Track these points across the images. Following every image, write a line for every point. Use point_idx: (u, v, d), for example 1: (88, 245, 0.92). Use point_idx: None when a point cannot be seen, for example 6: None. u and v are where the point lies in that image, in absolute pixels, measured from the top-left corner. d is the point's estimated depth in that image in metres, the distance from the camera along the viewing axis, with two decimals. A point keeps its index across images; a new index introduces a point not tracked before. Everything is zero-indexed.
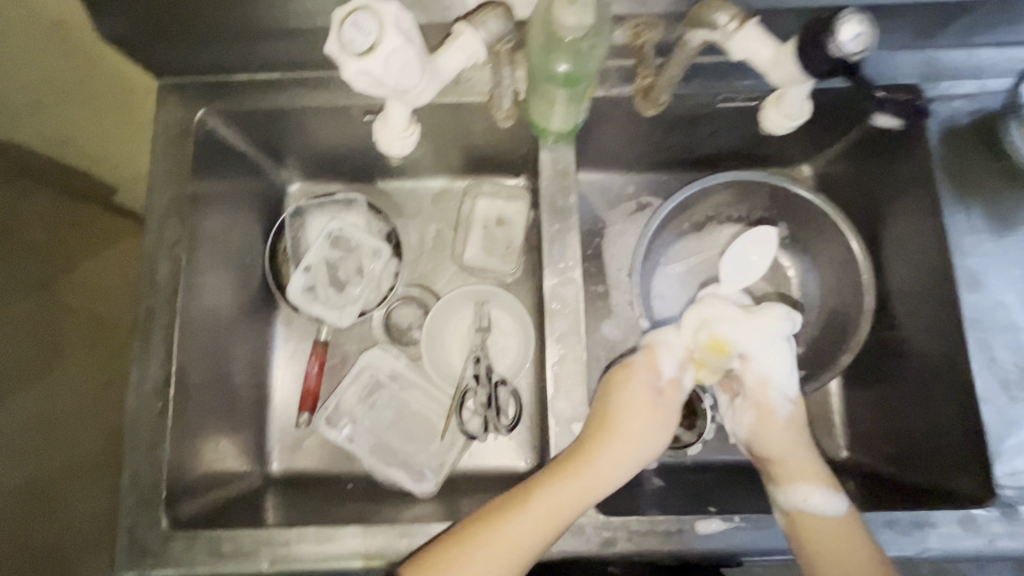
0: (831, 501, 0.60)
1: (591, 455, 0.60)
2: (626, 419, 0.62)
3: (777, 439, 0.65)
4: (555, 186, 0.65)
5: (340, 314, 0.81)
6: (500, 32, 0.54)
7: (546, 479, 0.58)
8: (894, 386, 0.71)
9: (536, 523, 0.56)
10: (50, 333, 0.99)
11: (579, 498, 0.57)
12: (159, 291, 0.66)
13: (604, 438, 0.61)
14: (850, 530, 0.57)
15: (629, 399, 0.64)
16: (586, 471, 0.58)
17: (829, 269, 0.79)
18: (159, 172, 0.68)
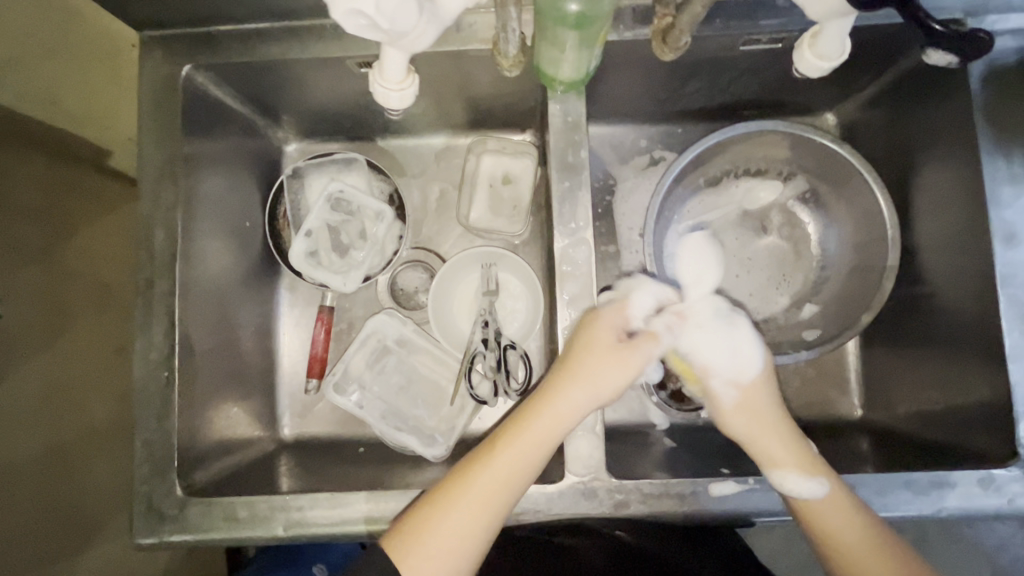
0: (813, 484, 0.56)
1: (553, 401, 0.56)
2: (594, 363, 0.57)
3: (747, 418, 0.60)
4: (566, 141, 0.61)
5: (344, 280, 0.79)
6: None
7: (511, 432, 0.55)
8: (918, 345, 0.69)
9: (503, 476, 0.54)
10: (60, 295, 0.95)
11: (542, 448, 0.55)
12: (157, 260, 0.64)
13: (563, 384, 0.57)
14: (842, 502, 0.55)
15: (598, 341, 0.58)
16: (545, 422, 0.56)
17: (849, 225, 0.76)
18: (146, 131, 0.64)
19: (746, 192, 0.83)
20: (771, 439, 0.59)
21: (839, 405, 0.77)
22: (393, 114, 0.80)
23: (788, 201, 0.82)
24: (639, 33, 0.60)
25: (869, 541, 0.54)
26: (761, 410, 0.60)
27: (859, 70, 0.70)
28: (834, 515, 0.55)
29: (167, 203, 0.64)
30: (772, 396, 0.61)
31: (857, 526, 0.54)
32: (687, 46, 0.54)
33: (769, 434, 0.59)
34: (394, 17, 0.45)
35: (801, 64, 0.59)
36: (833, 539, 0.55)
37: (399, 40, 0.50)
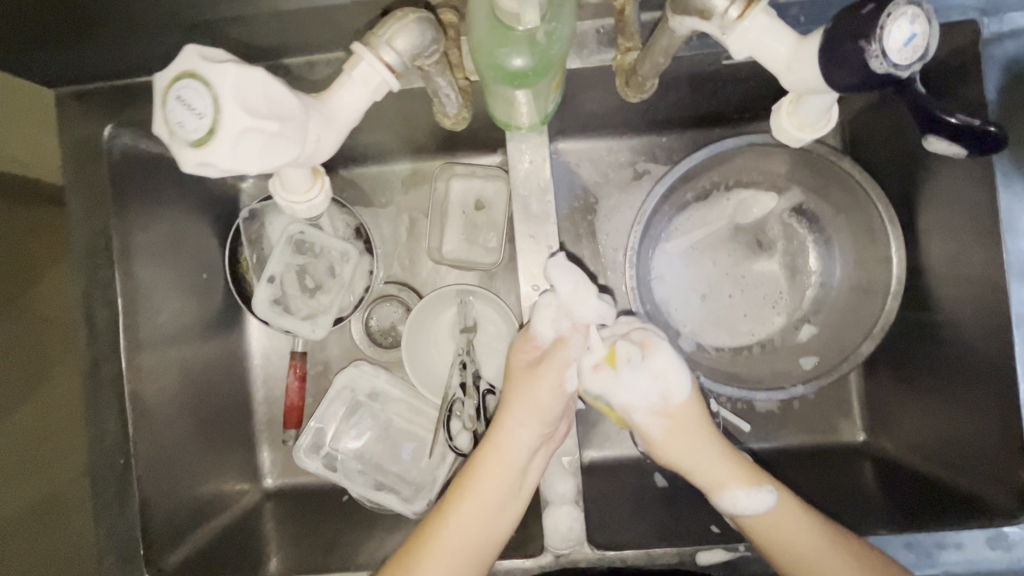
0: (763, 497, 0.57)
1: (506, 436, 0.57)
2: (529, 390, 0.58)
3: (681, 450, 0.59)
4: (529, 186, 0.55)
5: (314, 326, 0.75)
6: (418, 46, 0.43)
7: (469, 477, 0.57)
8: (923, 374, 0.64)
9: (471, 524, 0.55)
10: (32, 348, 0.92)
11: (505, 483, 0.56)
12: (99, 339, 0.60)
13: (505, 420, 0.58)
14: (793, 508, 0.56)
15: (529, 377, 0.58)
16: (500, 458, 0.57)
17: (851, 241, 0.70)
18: (75, 203, 0.59)
19: (741, 205, 0.76)
20: (708, 466, 0.59)
21: (843, 430, 0.72)
22: (350, 144, 0.74)
23: (783, 213, 0.76)
24: (605, 58, 0.53)
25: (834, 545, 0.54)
26: (693, 438, 0.59)
27: None
28: (789, 522, 0.56)
29: (106, 278, 0.60)
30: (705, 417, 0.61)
31: (814, 531, 0.55)
32: (651, 87, 0.54)
33: (705, 461, 0.59)
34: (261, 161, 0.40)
35: (779, 130, 0.52)
36: (795, 547, 0.55)
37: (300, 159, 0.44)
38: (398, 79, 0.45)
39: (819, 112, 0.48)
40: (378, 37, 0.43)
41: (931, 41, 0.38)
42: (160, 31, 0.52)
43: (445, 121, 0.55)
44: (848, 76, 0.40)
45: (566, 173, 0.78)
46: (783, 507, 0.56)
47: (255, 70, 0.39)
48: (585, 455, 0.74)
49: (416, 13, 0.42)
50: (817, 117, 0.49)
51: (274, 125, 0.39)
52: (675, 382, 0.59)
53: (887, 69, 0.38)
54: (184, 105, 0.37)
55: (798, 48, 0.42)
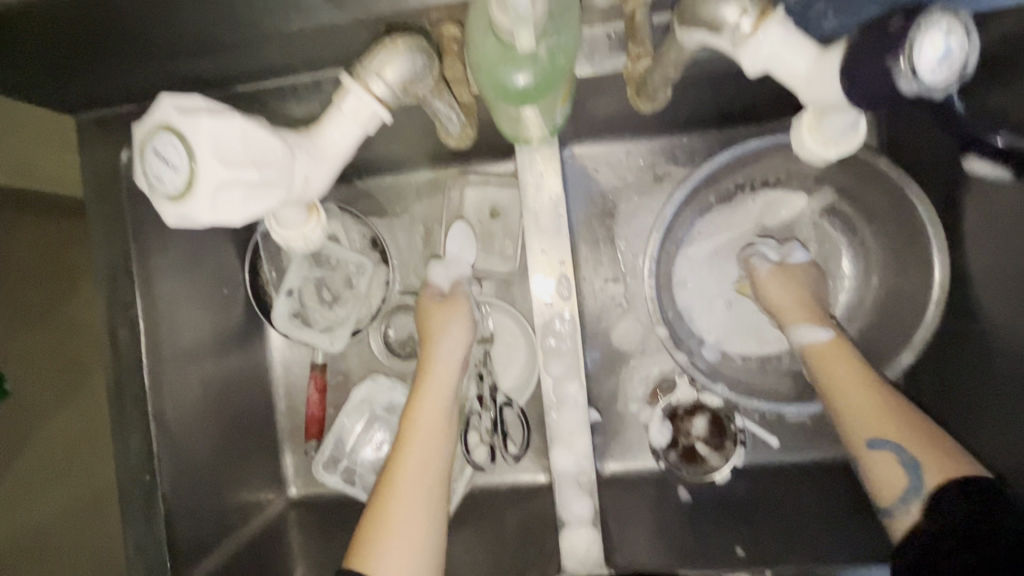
0: (821, 330, 0.62)
1: (433, 363, 0.62)
2: (435, 322, 0.64)
3: (784, 292, 0.65)
4: (541, 199, 0.54)
5: (332, 339, 0.76)
6: (412, 68, 0.43)
7: (409, 419, 0.59)
8: (975, 386, 0.59)
9: (422, 461, 0.57)
10: (65, 355, 0.99)
11: (439, 416, 0.59)
12: (124, 361, 0.62)
13: (427, 350, 0.63)
14: (843, 347, 0.61)
15: (436, 313, 0.65)
16: (428, 398, 0.60)
17: (885, 245, 0.67)
18: (97, 227, 0.61)
19: (769, 209, 0.72)
20: (798, 310, 0.64)
21: None
22: (362, 156, 0.73)
23: (816, 215, 0.72)
24: (616, 66, 0.51)
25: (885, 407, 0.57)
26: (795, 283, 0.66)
27: None
28: (863, 386, 0.58)
29: (126, 299, 0.61)
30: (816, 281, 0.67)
31: (847, 364, 0.60)
32: (662, 99, 0.52)
33: (799, 309, 0.64)
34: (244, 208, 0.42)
35: (801, 148, 0.49)
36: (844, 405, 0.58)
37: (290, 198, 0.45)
38: (388, 113, 0.45)
39: (840, 126, 0.45)
40: (368, 68, 0.43)
41: (969, 59, 0.35)
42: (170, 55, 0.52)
43: (447, 137, 0.55)
44: (874, 92, 0.37)
45: (583, 178, 0.76)
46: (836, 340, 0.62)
47: (226, 117, 0.40)
48: (605, 466, 0.74)
49: (409, 33, 0.43)
50: (840, 133, 0.46)
51: (252, 173, 0.40)
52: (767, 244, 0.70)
53: (918, 91, 0.35)
54: (161, 158, 0.38)
55: None
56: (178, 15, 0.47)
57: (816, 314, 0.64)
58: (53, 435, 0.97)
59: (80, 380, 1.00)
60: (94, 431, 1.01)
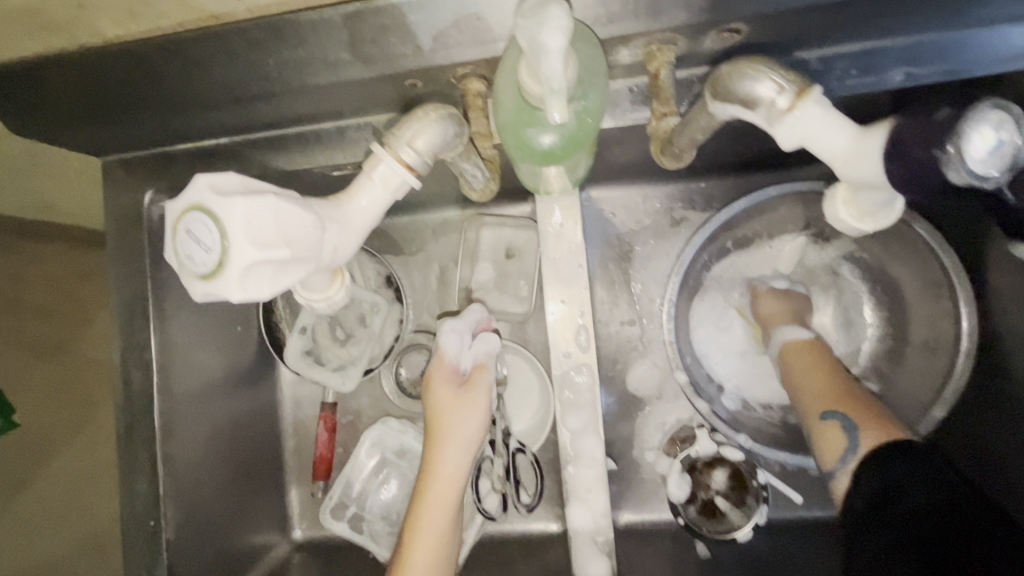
0: (801, 332, 0.66)
1: (440, 459, 0.59)
2: (447, 420, 0.60)
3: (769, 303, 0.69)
4: (561, 249, 0.53)
5: (344, 377, 0.75)
6: (443, 136, 0.43)
7: (412, 521, 0.58)
8: (1007, 446, 0.58)
9: (424, 568, 0.56)
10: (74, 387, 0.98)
11: (444, 521, 0.58)
12: (136, 401, 0.62)
13: (437, 447, 0.59)
14: (817, 348, 0.65)
15: (442, 401, 0.61)
16: (432, 499, 0.58)
17: (908, 296, 0.65)
18: (115, 270, 0.61)
19: (789, 254, 0.71)
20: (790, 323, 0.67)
21: None
22: None
23: (835, 261, 0.70)
24: (639, 118, 0.51)
25: (842, 396, 0.60)
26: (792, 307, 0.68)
27: None
28: (834, 391, 0.61)
29: (140, 341, 0.61)
30: (801, 297, 0.69)
31: (824, 364, 0.63)
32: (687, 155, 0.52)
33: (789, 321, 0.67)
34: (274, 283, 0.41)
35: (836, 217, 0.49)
36: (808, 394, 0.62)
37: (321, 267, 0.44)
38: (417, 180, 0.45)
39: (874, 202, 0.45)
40: (397, 138, 0.43)
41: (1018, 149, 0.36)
42: None
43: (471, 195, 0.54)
44: (914, 179, 0.39)
45: (600, 220, 0.76)
46: (812, 341, 0.66)
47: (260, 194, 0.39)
48: (620, 516, 0.72)
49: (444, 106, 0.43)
50: (874, 208, 0.46)
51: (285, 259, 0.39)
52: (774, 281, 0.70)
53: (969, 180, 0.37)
54: (193, 238, 0.39)
55: None
56: (208, 67, 0.47)
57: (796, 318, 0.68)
58: (59, 469, 0.96)
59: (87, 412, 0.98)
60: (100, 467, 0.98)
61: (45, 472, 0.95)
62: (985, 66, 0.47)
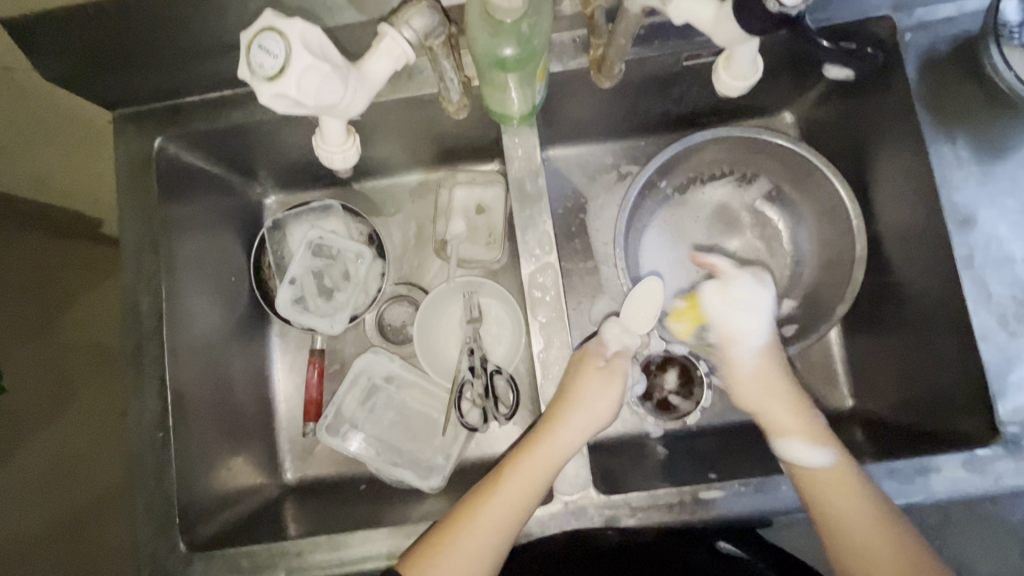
0: (817, 454, 0.60)
1: (548, 440, 0.60)
2: (588, 390, 0.61)
3: (746, 377, 0.66)
4: (524, 170, 0.63)
5: (332, 322, 0.81)
6: (426, 27, 0.51)
7: (489, 483, 0.60)
8: (897, 332, 0.69)
9: (484, 528, 0.58)
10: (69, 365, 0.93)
11: (518, 496, 0.59)
12: (144, 325, 0.68)
13: (561, 413, 0.60)
14: (844, 476, 0.58)
15: (584, 383, 0.61)
16: (519, 467, 0.59)
17: (815, 220, 0.78)
18: (126, 208, 0.69)
19: (719, 198, 0.84)
20: (775, 406, 0.64)
21: (831, 395, 0.77)
22: (361, 159, 0.82)
23: (756, 201, 0.84)
24: (581, 62, 0.64)
25: (871, 513, 0.56)
26: (768, 379, 0.65)
27: (804, 70, 0.72)
28: (838, 482, 0.57)
29: (150, 269, 0.69)
30: (780, 355, 0.67)
31: (858, 497, 0.57)
32: (621, 71, 0.64)
33: (773, 402, 0.65)
34: (319, 96, 0.48)
35: (720, 86, 0.60)
36: (839, 513, 0.57)
37: (332, 112, 0.51)
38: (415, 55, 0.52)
39: (746, 62, 0.57)
40: (398, 17, 0.50)
41: None
42: (207, 53, 0.63)
43: (450, 107, 0.64)
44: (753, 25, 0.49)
45: (559, 177, 0.87)
46: (837, 467, 0.58)
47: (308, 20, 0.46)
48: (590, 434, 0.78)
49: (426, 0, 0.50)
50: (749, 70, 0.58)
51: (328, 66, 0.46)
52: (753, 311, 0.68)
53: (779, 9, 0.47)
54: (263, 50, 0.45)
55: (722, 25, 0.51)
56: None
57: (805, 419, 0.63)
58: (55, 449, 0.89)
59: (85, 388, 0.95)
60: (104, 440, 0.95)
61: (29, 456, 0.86)
62: (833, 14, 0.62)
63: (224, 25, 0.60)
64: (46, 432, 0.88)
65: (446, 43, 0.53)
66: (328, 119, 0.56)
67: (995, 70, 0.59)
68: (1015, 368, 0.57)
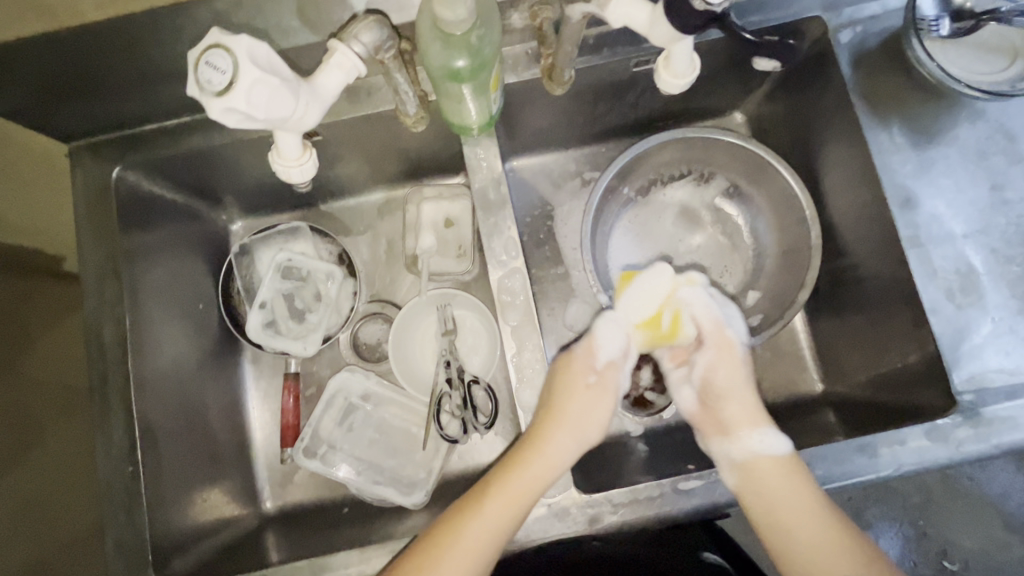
0: (775, 442, 0.62)
1: (533, 458, 0.60)
2: (573, 406, 0.63)
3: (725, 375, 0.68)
4: (486, 179, 0.65)
5: (305, 343, 0.80)
6: (377, 41, 0.52)
7: (475, 506, 0.59)
8: (858, 313, 0.72)
9: (466, 552, 0.57)
10: (40, 404, 0.90)
11: (503, 520, 0.58)
12: (109, 357, 0.67)
13: (550, 431, 0.62)
14: (795, 471, 0.60)
15: (573, 400, 0.63)
16: (503, 491, 0.59)
17: (772, 213, 0.81)
18: (86, 239, 0.68)
19: (680, 198, 0.87)
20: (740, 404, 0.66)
21: (801, 381, 0.80)
22: (327, 180, 0.82)
23: (715, 199, 0.86)
24: (534, 73, 0.66)
25: (817, 513, 0.58)
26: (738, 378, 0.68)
27: (749, 70, 0.75)
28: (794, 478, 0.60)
29: (113, 300, 0.67)
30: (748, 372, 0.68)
31: (808, 490, 0.59)
32: (572, 78, 0.66)
33: (740, 398, 0.66)
34: (272, 108, 0.48)
35: (663, 85, 0.62)
36: (788, 514, 0.59)
37: (286, 125, 0.52)
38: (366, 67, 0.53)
39: (683, 61, 0.59)
40: (348, 32, 0.52)
41: None
42: (162, 79, 0.63)
43: (408, 120, 0.65)
44: (687, 22, 0.51)
45: (524, 187, 0.88)
46: (790, 458, 0.61)
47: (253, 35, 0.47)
48: None
49: (374, 15, 0.52)
50: (688, 69, 0.61)
51: (277, 79, 0.47)
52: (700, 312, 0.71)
53: (707, 7, 0.50)
54: (211, 66, 0.45)
55: (660, 28, 0.54)
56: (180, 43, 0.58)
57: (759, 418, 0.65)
58: (30, 488, 0.86)
59: (57, 424, 0.92)
60: (78, 475, 0.94)
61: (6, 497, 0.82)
62: (767, 16, 0.65)
63: (178, 52, 0.61)
64: (18, 473, 0.85)
65: (398, 57, 0.55)
66: (288, 133, 0.56)
67: (919, 60, 0.64)
68: (965, 339, 0.60)
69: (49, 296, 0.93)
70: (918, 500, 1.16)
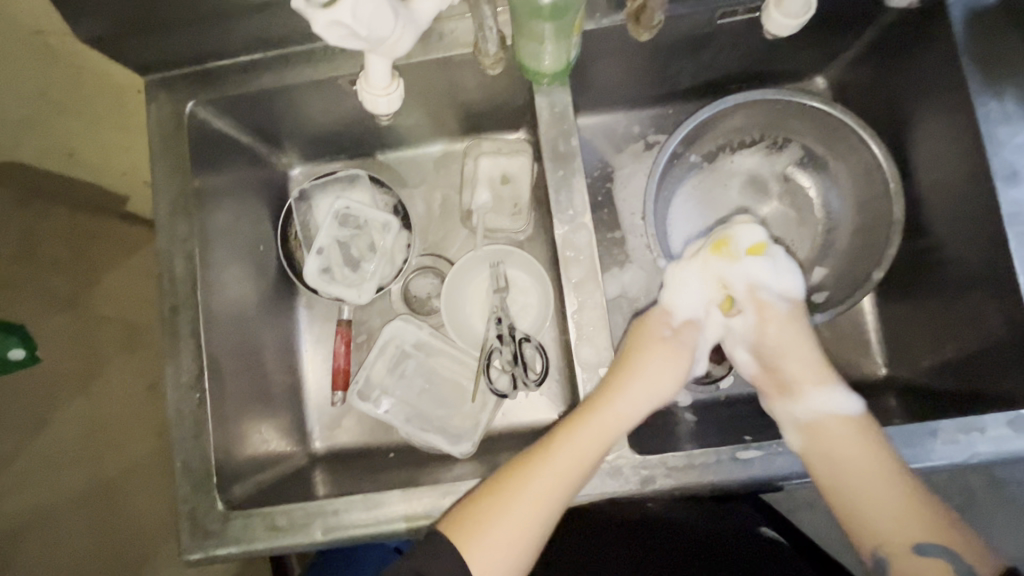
0: (847, 403, 0.63)
1: (605, 409, 0.61)
2: (646, 362, 0.65)
3: (785, 335, 0.67)
4: (555, 132, 0.63)
5: (359, 292, 0.80)
6: None
7: (544, 449, 0.60)
8: (936, 297, 0.68)
9: (537, 495, 0.58)
10: (103, 335, 0.94)
11: (575, 464, 0.58)
12: (180, 288, 0.69)
13: (625, 382, 0.63)
14: (866, 427, 0.60)
15: (647, 359, 0.66)
16: (577, 436, 0.59)
17: (849, 185, 0.76)
18: (161, 172, 0.69)
19: (748, 166, 0.83)
20: (802, 360, 0.66)
21: (863, 366, 0.77)
22: (387, 128, 0.81)
23: (786, 168, 0.82)
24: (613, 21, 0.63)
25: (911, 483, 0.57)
26: (794, 331, 0.67)
27: (840, 30, 0.70)
28: (864, 430, 0.60)
29: (184, 234, 0.69)
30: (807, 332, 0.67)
31: (881, 453, 0.58)
32: (659, 24, 0.62)
33: (801, 356, 0.66)
34: (372, 24, 0.47)
35: (772, 23, 0.62)
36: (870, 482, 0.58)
37: (379, 49, 0.52)
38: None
39: None
40: None
41: None
42: (238, 14, 0.62)
43: (485, 61, 0.62)
44: None
45: (584, 146, 0.85)
46: (862, 417, 0.61)
47: None
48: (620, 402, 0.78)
49: None
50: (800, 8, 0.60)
51: None
52: (777, 267, 0.70)
53: None
54: None
55: None
56: None
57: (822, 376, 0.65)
58: (96, 411, 0.91)
59: (120, 354, 0.96)
60: (144, 406, 0.98)
61: (69, 418, 0.87)
62: None
63: None
64: (84, 397, 0.90)
65: None
66: (376, 59, 0.56)
67: None
68: None
69: (116, 235, 0.97)
70: (961, 500, 1.12)
